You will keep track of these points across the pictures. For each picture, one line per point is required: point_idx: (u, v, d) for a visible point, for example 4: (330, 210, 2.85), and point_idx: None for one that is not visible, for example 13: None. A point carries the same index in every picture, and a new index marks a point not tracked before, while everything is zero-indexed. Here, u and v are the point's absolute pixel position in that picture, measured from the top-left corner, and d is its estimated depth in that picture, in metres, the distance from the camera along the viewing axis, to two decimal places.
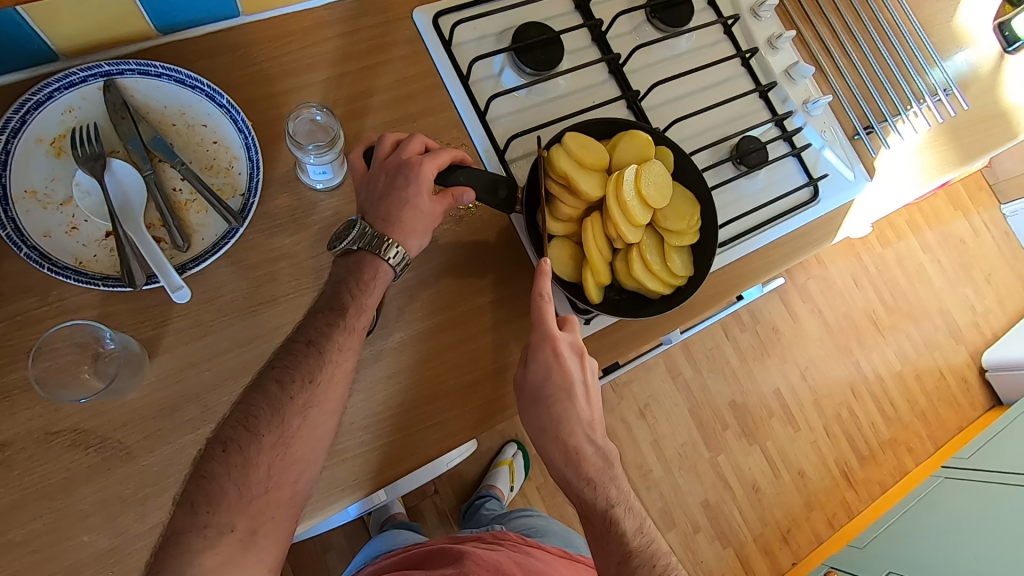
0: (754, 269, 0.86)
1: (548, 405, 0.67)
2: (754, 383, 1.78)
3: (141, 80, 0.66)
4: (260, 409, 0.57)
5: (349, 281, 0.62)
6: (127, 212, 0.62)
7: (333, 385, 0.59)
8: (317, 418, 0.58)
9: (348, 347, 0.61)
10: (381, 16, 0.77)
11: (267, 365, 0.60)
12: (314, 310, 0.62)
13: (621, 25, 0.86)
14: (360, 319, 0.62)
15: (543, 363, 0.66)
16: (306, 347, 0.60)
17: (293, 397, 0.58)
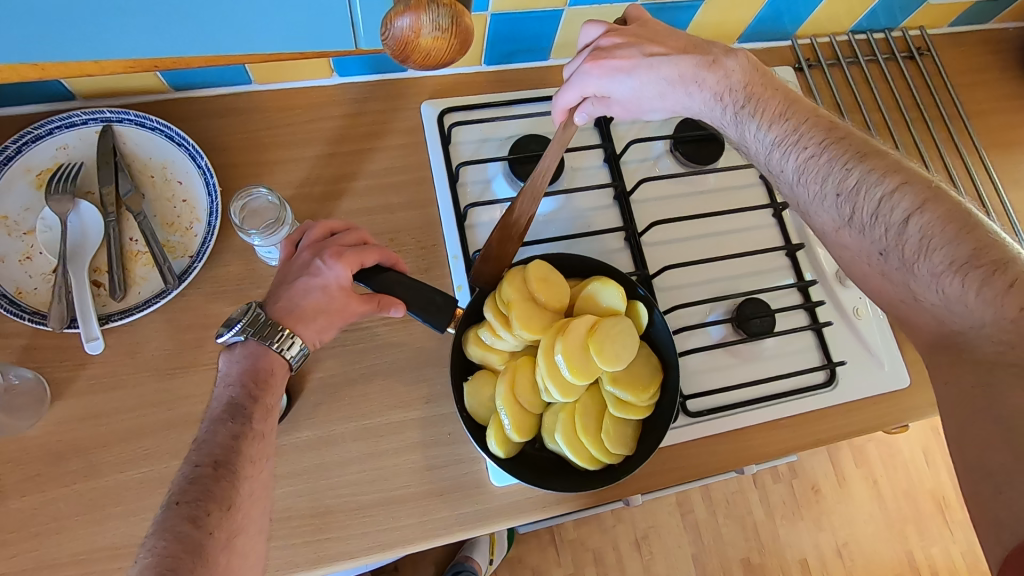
0: (740, 451, 0.72)
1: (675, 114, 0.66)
2: (778, 545, 1.55)
3: (135, 131, 0.68)
4: (177, 558, 0.42)
5: (250, 384, 0.52)
6: (76, 253, 0.63)
7: (256, 502, 0.48)
8: (244, 547, 0.46)
9: (261, 457, 0.49)
10: (390, 104, 0.77)
11: (165, 506, 0.44)
12: (210, 424, 0.49)
13: (639, 150, 0.80)
14: (269, 423, 0.52)
15: (676, 91, 0.62)
16: (215, 468, 0.47)
17: (214, 531, 0.44)
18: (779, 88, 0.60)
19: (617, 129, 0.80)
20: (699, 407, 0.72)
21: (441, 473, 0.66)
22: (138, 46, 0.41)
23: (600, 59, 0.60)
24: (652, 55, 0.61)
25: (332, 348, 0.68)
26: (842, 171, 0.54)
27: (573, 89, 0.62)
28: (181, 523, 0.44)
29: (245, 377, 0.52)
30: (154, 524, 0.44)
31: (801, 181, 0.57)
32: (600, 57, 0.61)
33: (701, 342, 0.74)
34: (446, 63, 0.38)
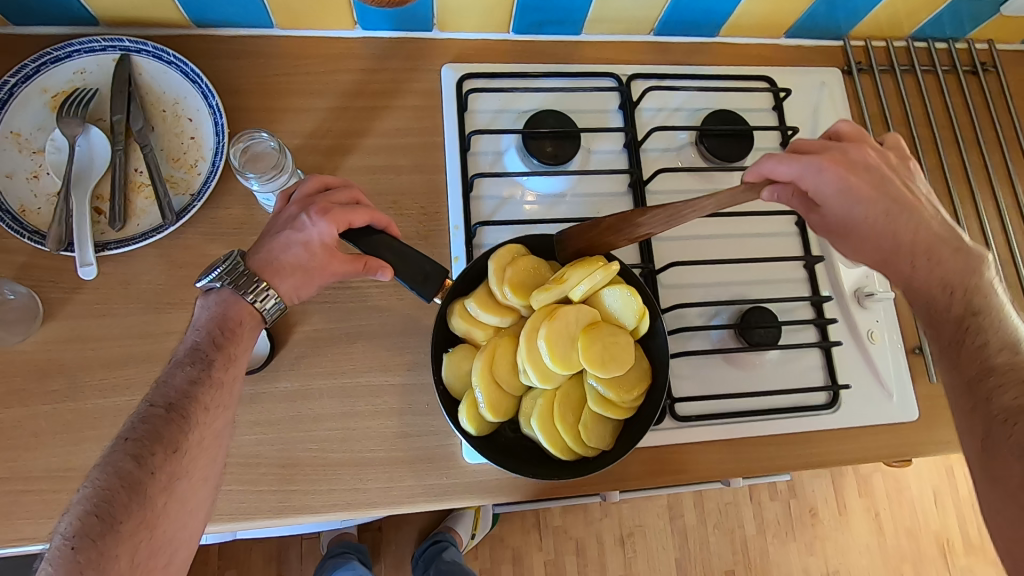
0: (724, 463, 0.69)
1: (866, 228, 0.59)
2: (765, 563, 1.52)
3: (152, 63, 0.68)
4: (112, 492, 0.44)
5: (218, 332, 0.52)
6: (80, 178, 0.64)
7: (204, 450, 0.49)
8: (185, 491, 0.47)
9: (217, 405, 0.50)
10: (411, 63, 0.75)
11: (116, 440, 0.46)
12: (171, 367, 0.51)
13: (662, 139, 0.76)
14: (230, 372, 0.52)
15: (877, 168, 0.59)
16: (168, 411, 0.48)
17: (155, 472, 0.45)
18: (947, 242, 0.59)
19: (642, 114, 0.76)
20: (688, 412, 0.70)
21: (413, 442, 0.66)
22: None
23: (846, 152, 0.59)
24: (870, 161, 0.60)
25: (321, 303, 0.67)
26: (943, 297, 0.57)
27: (795, 167, 0.58)
28: (126, 459, 0.45)
29: (213, 323, 0.53)
30: (104, 454, 0.46)
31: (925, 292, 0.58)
32: (847, 147, 0.60)
33: (700, 345, 0.71)
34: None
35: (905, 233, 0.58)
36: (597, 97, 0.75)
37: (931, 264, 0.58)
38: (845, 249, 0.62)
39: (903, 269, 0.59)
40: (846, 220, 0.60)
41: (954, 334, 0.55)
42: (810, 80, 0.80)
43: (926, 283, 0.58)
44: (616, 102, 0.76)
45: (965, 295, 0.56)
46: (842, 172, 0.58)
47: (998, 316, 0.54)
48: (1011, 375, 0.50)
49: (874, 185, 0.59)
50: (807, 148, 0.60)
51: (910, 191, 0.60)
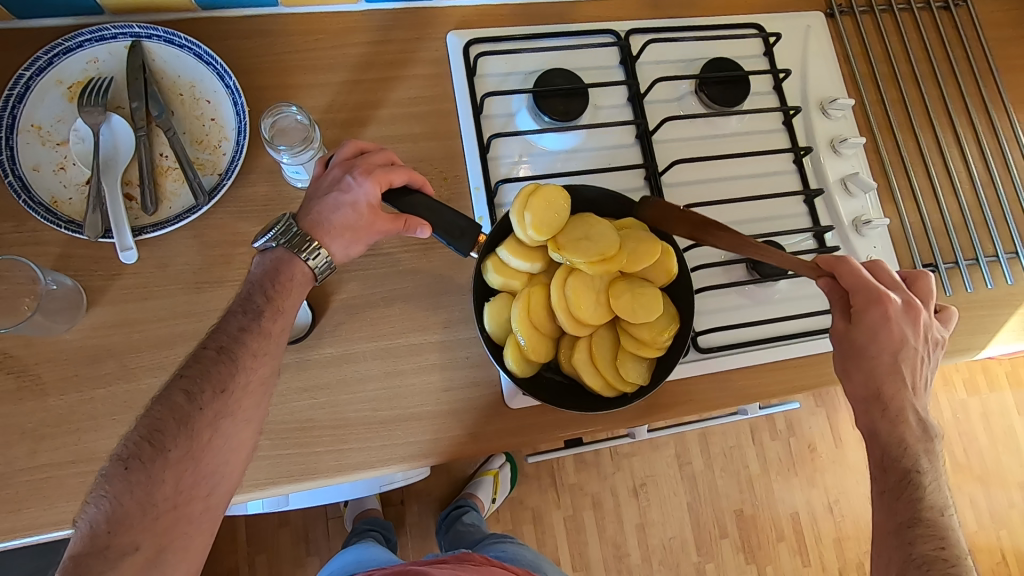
0: (745, 389, 0.74)
1: (876, 361, 0.61)
2: (771, 499, 1.59)
3: (164, 47, 0.69)
4: (165, 423, 0.48)
5: (266, 283, 0.56)
6: (109, 165, 0.65)
7: (249, 394, 0.52)
8: (230, 430, 0.51)
9: (263, 353, 0.53)
10: (416, 33, 0.77)
11: (174, 375, 0.51)
12: (227, 314, 0.55)
13: (663, 91, 0.80)
14: (277, 324, 0.55)
15: (911, 329, 0.61)
16: (216, 354, 0.52)
17: (202, 408, 0.50)
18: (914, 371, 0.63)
19: (643, 68, 0.79)
20: (708, 344, 0.74)
21: (457, 394, 0.69)
22: None
23: (913, 307, 0.62)
24: (883, 346, 0.61)
25: (355, 271, 0.70)
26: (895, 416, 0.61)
27: (858, 276, 0.61)
28: (180, 394, 0.50)
29: (260, 276, 0.56)
30: (164, 385, 0.51)
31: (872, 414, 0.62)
32: (912, 305, 0.62)
33: (714, 282, 0.76)
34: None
35: (892, 398, 0.61)
36: (598, 54, 0.79)
37: (895, 429, 0.61)
38: (848, 376, 0.63)
39: (878, 406, 0.62)
40: (867, 356, 0.61)
41: (884, 455, 0.61)
42: (796, 25, 0.84)
43: (896, 402, 0.61)
44: (617, 58, 0.79)
45: (895, 448, 0.61)
46: (888, 310, 0.60)
47: (926, 484, 0.60)
48: (931, 539, 0.56)
49: (898, 337, 0.61)
50: (883, 275, 0.64)
51: (916, 360, 0.62)
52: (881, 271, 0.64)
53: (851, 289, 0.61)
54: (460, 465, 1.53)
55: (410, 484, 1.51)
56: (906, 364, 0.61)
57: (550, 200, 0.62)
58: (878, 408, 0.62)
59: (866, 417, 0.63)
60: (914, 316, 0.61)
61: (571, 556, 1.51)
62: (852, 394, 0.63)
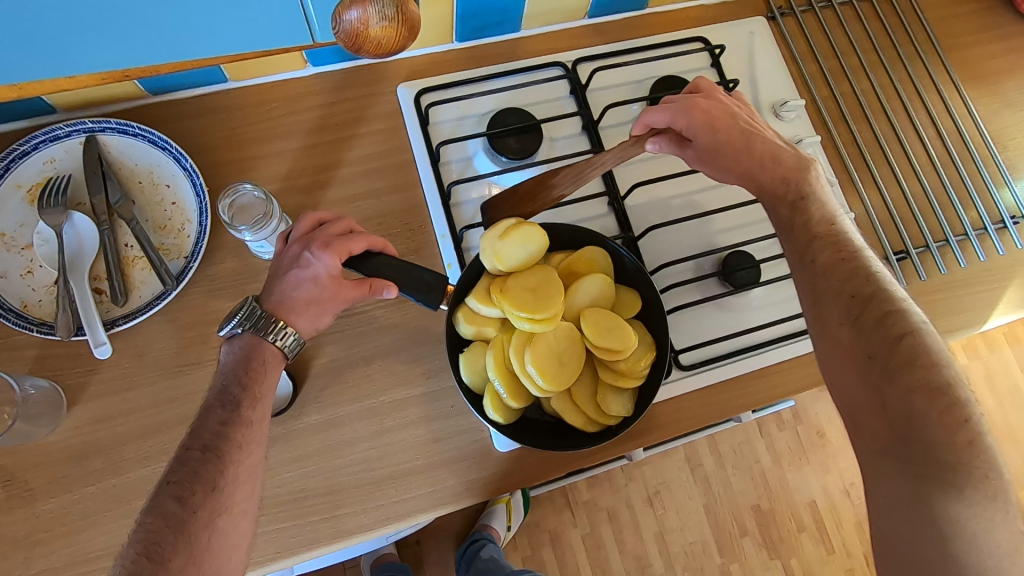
0: (733, 401, 0.75)
1: (733, 145, 0.64)
2: (786, 489, 1.58)
3: (118, 139, 0.70)
4: (162, 532, 0.47)
5: (240, 372, 0.56)
6: (75, 264, 0.65)
7: (240, 486, 0.52)
8: (226, 527, 0.50)
9: (250, 443, 0.53)
10: (366, 89, 0.78)
11: (159, 485, 0.50)
12: (204, 410, 0.54)
13: (616, 115, 0.80)
14: (258, 411, 0.55)
15: (727, 104, 0.66)
16: (202, 453, 0.51)
17: (197, 510, 0.48)
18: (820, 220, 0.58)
19: (593, 95, 0.81)
20: (691, 361, 0.74)
21: (447, 443, 0.69)
22: (102, 62, 0.37)
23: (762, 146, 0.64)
24: (783, 201, 0.61)
25: (332, 333, 0.70)
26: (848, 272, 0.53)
27: (666, 111, 0.66)
28: (170, 501, 0.49)
29: (233, 366, 0.56)
30: (148, 498, 0.49)
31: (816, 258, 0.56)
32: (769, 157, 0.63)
33: (689, 297, 0.76)
34: (400, 48, 0.35)
35: (784, 163, 0.62)
36: (548, 87, 0.80)
37: (807, 209, 0.59)
38: (759, 184, 0.63)
39: (809, 260, 0.56)
40: (714, 144, 0.64)
41: (839, 287, 0.53)
42: (739, 32, 0.85)
43: (826, 238, 0.57)
44: (567, 88, 0.80)
45: (802, 199, 0.60)
46: (702, 105, 0.65)
47: (892, 286, 0.51)
48: (930, 372, 0.46)
49: (727, 116, 0.65)
50: (710, 90, 0.67)
51: (766, 128, 0.66)
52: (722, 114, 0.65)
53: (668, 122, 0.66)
54: None
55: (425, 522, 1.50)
56: (803, 161, 0.63)
57: (522, 238, 0.62)
58: (801, 236, 0.58)
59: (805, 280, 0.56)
60: (718, 97, 0.67)
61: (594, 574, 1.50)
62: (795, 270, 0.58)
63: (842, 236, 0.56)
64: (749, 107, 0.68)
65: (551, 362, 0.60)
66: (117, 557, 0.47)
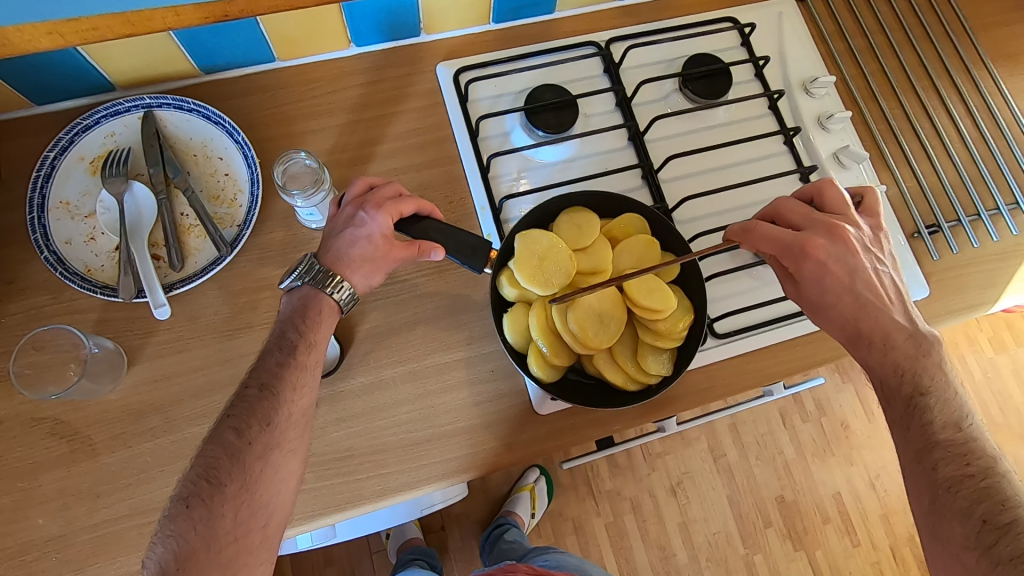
0: (767, 369, 0.76)
1: (840, 307, 0.62)
2: (810, 481, 1.57)
3: (174, 113, 0.73)
4: (219, 460, 0.52)
5: (296, 318, 0.59)
6: (135, 230, 0.69)
7: (293, 425, 0.55)
8: (279, 461, 0.54)
9: (303, 386, 0.57)
10: (406, 68, 0.81)
11: (221, 416, 0.55)
12: (264, 352, 0.58)
13: (649, 92, 0.82)
14: (312, 356, 0.58)
15: (851, 260, 0.63)
16: (259, 391, 0.55)
17: (252, 442, 0.53)
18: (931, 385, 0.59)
19: (626, 73, 0.83)
20: (725, 330, 0.75)
21: (487, 407, 0.71)
22: None
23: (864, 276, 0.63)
24: (888, 345, 0.61)
25: (376, 300, 0.73)
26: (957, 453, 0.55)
27: (763, 240, 0.65)
28: (229, 432, 0.53)
29: (290, 314, 0.60)
30: (211, 426, 0.55)
31: (917, 425, 0.58)
32: (874, 301, 0.62)
33: (721, 268, 0.77)
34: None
35: (901, 352, 0.60)
36: (582, 66, 0.82)
37: (928, 409, 0.58)
38: (864, 360, 0.63)
39: (928, 467, 0.56)
40: (825, 296, 0.63)
41: (967, 508, 0.53)
42: (768, 12, 0.87)
43: (948, 447, 0.56)
44: (600, 67, 0.82)
45: (921, 395, 0.59)
46: (817, 255, 0.62)
47: None
48: None
49: (846, 276, 0.62)
50: (840, 236, 0.63)
51: (891, 299, 0.63)
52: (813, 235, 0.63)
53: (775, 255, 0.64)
54: (495, 484, 1.54)
55: (449, 509, 1.52)
56: (920, 344, 0.61)
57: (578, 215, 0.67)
58: (919, 438, 0.58)
59: (904, 443, 0.59)
60: (842, 242, 0.63)
61: (618, 563, 1.51)
62: (896, 433, 0.60)
63: (969, 444, 0.56)
64: (880, 260, 0.65)
65: (596, 320, 0.63)
66: (183, 476, 0.52)
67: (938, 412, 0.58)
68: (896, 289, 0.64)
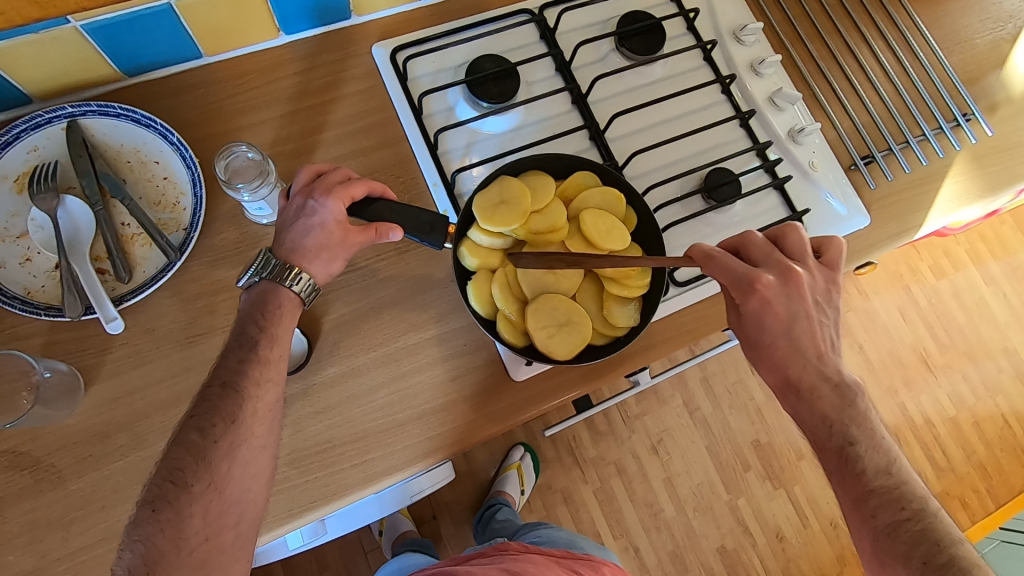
0: (727, 310, 0.78)
1: (778, 348, 0.63)
2: (781, 422, 1.63)
3: (100, 120, 0.69)
4: (184, 460, 0.51)
5: (255, 314, 0.58)
6: (74, 246, 0.65)
7: (259, 421, 0.54)
8: (247, 457, 0.53)
9: (267, 381, 0.55)
10: (341, 53, 0.79)
11: (186, 416, 0.54)
12: (225, 349, 0.57)
13: (587, 54, 0.83)
14: (275, 350, 0.57)
15: (793, 302, 0.62)
16: (222, 389, 0.54)
17: (218, 440, 0.52)
18: (845, 429, 0.60)
19: (562, 38, 0.83)
20: (685, 277, 0.78)
21: (464, 381, 0.71)
22: None
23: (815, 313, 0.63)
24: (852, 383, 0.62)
25: (339, 290, 0.72)
26: (890, 499, 0.56)
27: (717, 270, 0.63)
28: (193, 432, 0.52)
29: (248, 311, 0.59)
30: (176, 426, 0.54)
31: (848, 472, 0.59)
32: (814, 344, 0.63)
33: (676, 219, 0.79)
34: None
35: (826, 402, 0.61)
36: (518, 33, 0.82)
37: (857, 458, 0.59)
38: (794, 407, 0.63)
39: (867, 514, 0.57)
40: (762, 334, 0.63)
41: (906, 551, 0.54)
42: None
43: (881, 493, 0.57)
44: (536, 33, 0.82)
45: (850, 445, 0.60)
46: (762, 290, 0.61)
47: (971, 559, 0.52)
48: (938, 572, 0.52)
49: (786, 318, 0.62)
50: (795, 283, 0.62)
51: (827, 349, 0.63)
52: (800, 274, 0.62)
53: (725, 284, 0.62)
54: (482, 466, 1.55)
55: (438, 498, 1.52)
56: (845, 394, 0.62)
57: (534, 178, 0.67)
58: (855, 486, 0.58)
59: (840, 493, 0.60)
60: (793, 284, 0.62)
61: (609, 526, 1.54)
62: (826, 472, 0.62)
63: (900, 487, 0.57)
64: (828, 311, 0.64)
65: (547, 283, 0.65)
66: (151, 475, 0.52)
67: (854, 456, 0.59)
68: (820, 319, 0.63)
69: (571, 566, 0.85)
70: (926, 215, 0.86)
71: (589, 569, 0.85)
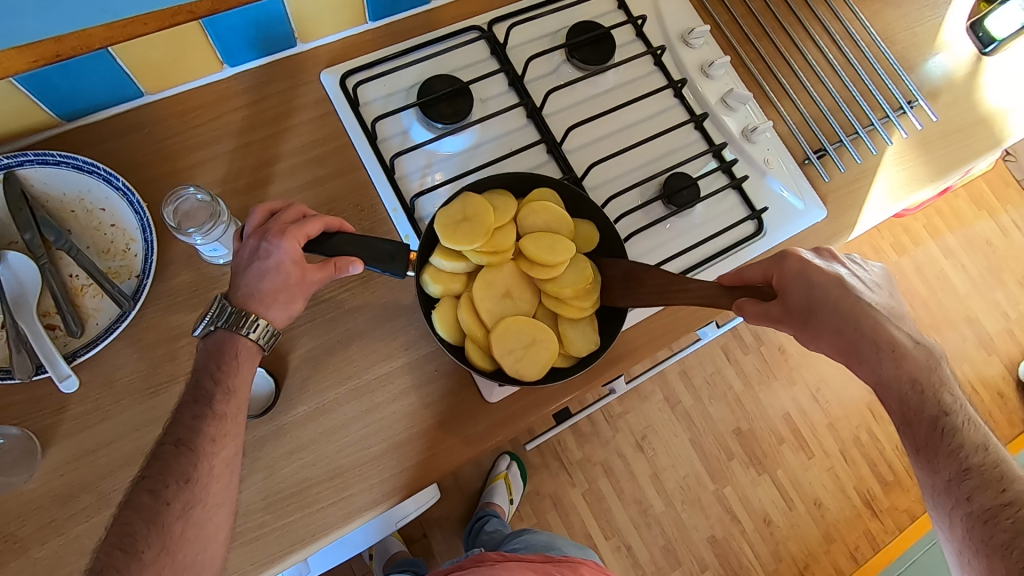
0: (694, 312, 0.79)
1: (829, 305, 0.61)
2: (760, 407, 1.66)
3: (40, 170, 0.65)
4: (135, 526, 0.50)
5: (210, 366, 0.57)
6: (20, 304, 0.63)
7: (216, 478, 0.53)
8: (202, 517, 0.52)
9: (224, 435, 0.54)
10: (288, 81, 0.77)
11: (138, 477, 0.53)
12: (179, 405, 0.55)
13: (539, 67, 0.83)
14: (232, 403, 0.56)
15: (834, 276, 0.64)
16: (176, 447, 0.53)
17: (170, 501, 0.51)
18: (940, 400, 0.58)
19: (513, 53, 0.83)
20: None
21: (438, 406, 0.70)
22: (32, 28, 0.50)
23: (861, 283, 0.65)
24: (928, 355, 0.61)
25: (303, 325, 0.70)
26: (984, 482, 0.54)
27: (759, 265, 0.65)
28: (145, 494, 0.51)
29: (203, 362, 0.57)
30: (128, 489, 0.53)
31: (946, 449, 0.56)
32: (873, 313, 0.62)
33: (638, 226, 0.80)
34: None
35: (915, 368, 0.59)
36: (468, 51, 0.81)
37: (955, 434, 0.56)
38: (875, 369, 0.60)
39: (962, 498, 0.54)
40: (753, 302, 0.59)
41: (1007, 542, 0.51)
42: None
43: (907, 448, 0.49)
44: (486, 49, 0.82)
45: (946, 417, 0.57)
46: (801, 258, 0.63)
47: None
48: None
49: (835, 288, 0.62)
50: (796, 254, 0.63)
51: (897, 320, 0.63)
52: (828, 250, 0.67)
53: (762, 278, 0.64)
54: (469, 479, 1.54)
55: (428, 515, 1.50)
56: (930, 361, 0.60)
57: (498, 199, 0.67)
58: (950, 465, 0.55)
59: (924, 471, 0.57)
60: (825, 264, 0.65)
61: (600, 526, 1.55)
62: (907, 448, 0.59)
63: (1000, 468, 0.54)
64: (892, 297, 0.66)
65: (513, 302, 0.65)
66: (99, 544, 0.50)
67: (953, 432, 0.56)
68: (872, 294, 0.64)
69: (550, 570, 0.84)
70: (875, 204, 0.88)
71: (567, 570, 0.85)
